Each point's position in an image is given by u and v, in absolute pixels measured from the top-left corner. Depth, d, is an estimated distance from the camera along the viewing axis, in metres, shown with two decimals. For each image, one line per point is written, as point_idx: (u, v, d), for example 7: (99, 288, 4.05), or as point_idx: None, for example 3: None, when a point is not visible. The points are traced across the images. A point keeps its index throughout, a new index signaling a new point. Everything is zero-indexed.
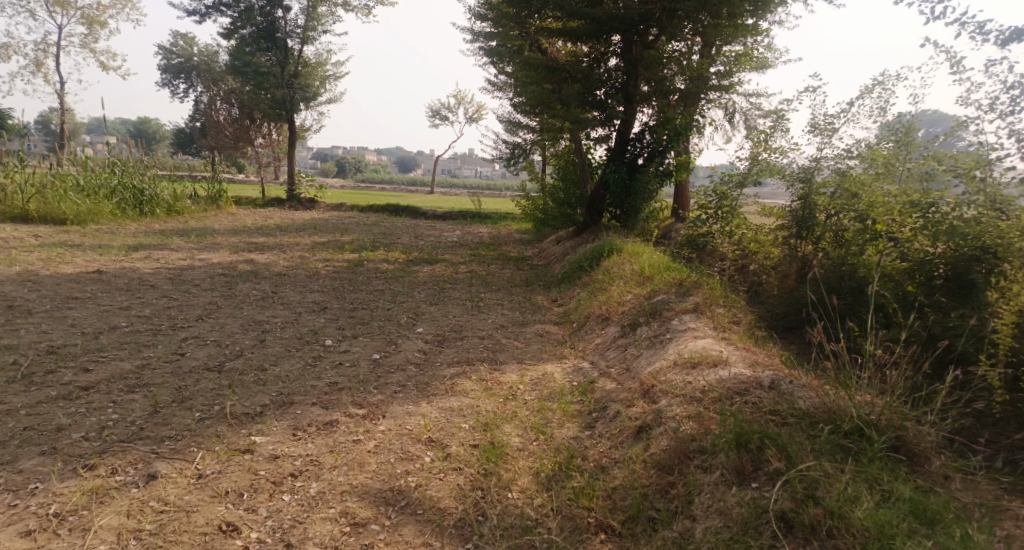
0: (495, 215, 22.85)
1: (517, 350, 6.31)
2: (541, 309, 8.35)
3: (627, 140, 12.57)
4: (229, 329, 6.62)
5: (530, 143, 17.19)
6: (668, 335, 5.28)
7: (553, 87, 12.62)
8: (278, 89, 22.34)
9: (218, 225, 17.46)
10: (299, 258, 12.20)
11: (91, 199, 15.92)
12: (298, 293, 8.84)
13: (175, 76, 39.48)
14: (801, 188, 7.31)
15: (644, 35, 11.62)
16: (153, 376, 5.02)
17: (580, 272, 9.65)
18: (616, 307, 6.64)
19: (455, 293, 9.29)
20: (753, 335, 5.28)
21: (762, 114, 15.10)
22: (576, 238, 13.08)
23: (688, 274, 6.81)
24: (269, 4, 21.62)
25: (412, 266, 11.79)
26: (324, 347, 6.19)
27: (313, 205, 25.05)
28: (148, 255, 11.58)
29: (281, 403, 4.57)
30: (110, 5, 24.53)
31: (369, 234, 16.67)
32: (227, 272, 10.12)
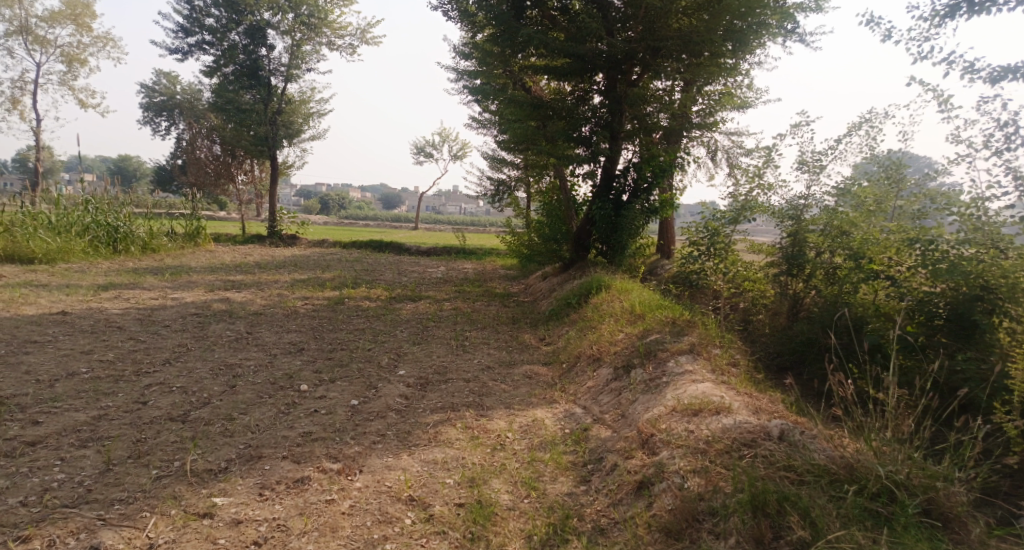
0: (480, 250, 22.65)
1: (504, 394, 5.98)
2: (529, 348, 8.05)
3: (612, 176, 12.46)
4: (197, 374, 6.23)
5: (514, 179, 17.09)
6: (665, 378, 5.01)
7: (538, 124, 12.52)
8: (260, 126, 22.18)
9: (194, 263, 17.05)
10: (277, 296, 11.83)
11: (62, 238, 15.47)
12: (274, 333, 8.47)
13: (157, 114, 39.34)
14: (791, 225, 7.18)
15: (627, 74, 11.67)
16: (108, 428, 4.62)
17: (568, 310, 9.38)
18: (608, 347, 6.37)
19: (438, 331, 8.97)
20: (753, 378, 5.03)
21: (744, 151, 15.17)
22: (562, 274, 12.88)
23: (680, 312, 6.58)
24: (253, 43, 21.61)
25: (394, 303, 11.47)
26: (298, 392, 5.81)
27: (295, 241, 24.70)
28: (119, 294, 11.13)
29: (248, 457, 4.19)
30: (91, 43, 24.39)
31: (350, 271, 16.35)
32: (201, 312, 9.72)
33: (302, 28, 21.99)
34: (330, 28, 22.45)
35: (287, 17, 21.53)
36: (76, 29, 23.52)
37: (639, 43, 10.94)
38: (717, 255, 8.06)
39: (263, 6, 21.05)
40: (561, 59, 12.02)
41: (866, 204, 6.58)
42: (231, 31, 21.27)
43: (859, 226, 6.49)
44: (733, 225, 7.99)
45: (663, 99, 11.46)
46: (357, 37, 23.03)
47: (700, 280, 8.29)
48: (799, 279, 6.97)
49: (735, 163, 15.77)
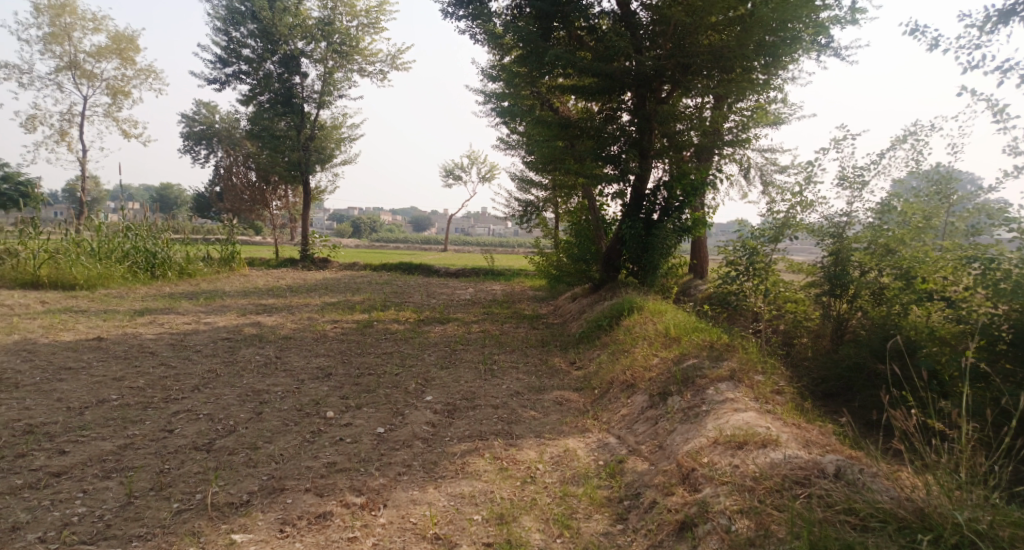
0: (509, 271, 22.55)
1: (534, 422, 5.78)
2: (559, 372, 7.83)
3: (642, 196, 12.24)
4: (224, 401, 6.17)
5: (543, 200, 16.99)
6: (704, 407, 4.76)
7: (566, 143, 12.41)
8: (293, 152, 22.58)
9: (229, 287, 17.30)
10: (307, 319, 11.84)
11: (103, 264, 15.84)
12: (302, 358, 8.42)
13: (197, 143, 40.56)
14: (832, 243, 6.91)
15: (656, 91, 11.51)
16: (134, 458, 4.55)
17: (599, 332, 9.13)
18: (642, 372, 6.13)
19: (466, 355, 8.81)
20: (799, 408, 4.74)
21: (778, 169, 14.82)
22: (593, 294, 12.65)
23: (717, 335, 6.31)
24: (287, 71, 22.11)
25: (422, 326, 11.37)
26: (324, 420, 5.69)
27: (326, 264, 24.97)
28: (153, 319, 11.26)
29: (271, 489, 4.07)
30: (134, 76, 25.27)
31: (380, 294, 16.37)
32: (231, 336, 9.75)
33: (334, 55, 22.45)
34: (361, 55, 22.85)
35: (319, 46, 22.02)
36: (121, 62, 24.41)
37: (669, 59, 10.79)
38: (757, 276, 7.66)
39: (297, 35, 21.58)
40: (588, 78, 11.91)
41: (913, 220, 6.38)
42: (266, 60, 21.82)
43: (907, 243, 6.24)
44: (772, 243, 7.59)
45: (693, 118, 11.16)
46: (387, 64, 23.39)
47: (737, 302, 7.98)
48: (844, 299, 6.73)
49: (768, 181, 15.43)
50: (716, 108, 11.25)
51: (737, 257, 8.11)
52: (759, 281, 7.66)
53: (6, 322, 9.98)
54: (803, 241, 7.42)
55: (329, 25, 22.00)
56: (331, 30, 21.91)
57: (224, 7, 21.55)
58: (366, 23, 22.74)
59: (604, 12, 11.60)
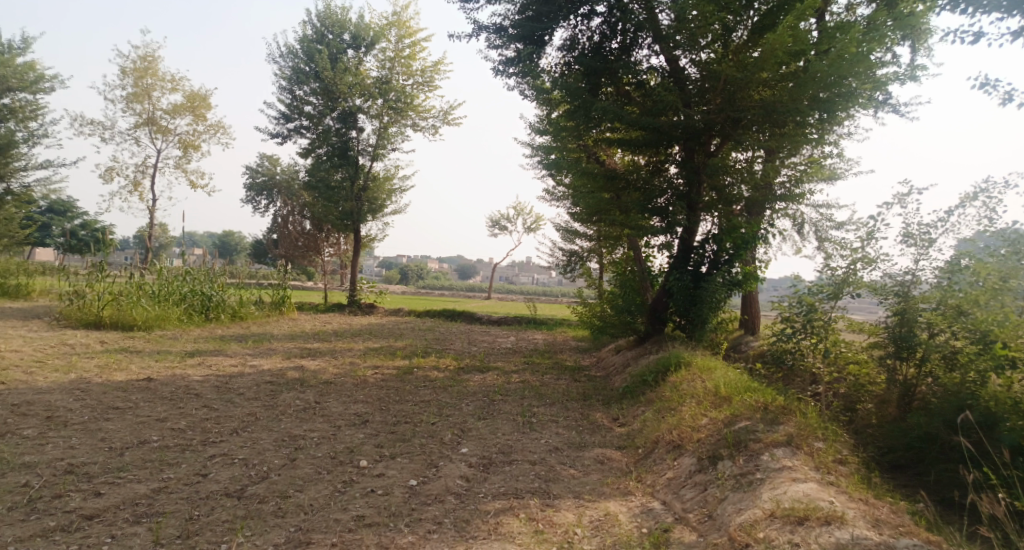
0: (552, 321, 22.32)
1: (574, 481, 5.50)
2: (601, 428, 7.52)
3: (690, 248, 11.98)
4: (260, 445, 6.11)
5: (588, 251, 16.86)
6: (758, 474, 4.43)
7: (612, 195, 12.35)
8: (346, 201, 23.23)
9: (277, 331, 17.62)
10: (349, 365, 11.87)
11: (161, 306, 16.39)
12: (341, 404, 8.36)
13: (258, 192, 42.34)
14: (897, 303, 6.58)
15: (706, 144, 11.40)
16: (165, 503, 4.49)
17: (644, 388, 8.79)
18: (690, 433, 5.79)
19: (505, 406, 8.59)
20: (864, 481, 4.36)
21: (834, 225, 14.35)
22: (637, 347, 12.33)
23: (772, 396, 5.96)
24: (344, 126, 23.00)
25: (463, 375, 11.23)
26: (357, 469, 5.55)
27: (372, 310, 25.30)
28: (202, 361, 11.47)
29: (297, 543, 3.95)
30: (203, 130, 26.72)
31: (423, 340, 16.36)
32: (274, 380, 9.81)
33: (390, 111, 23.26)
34: (415, 111, 23.61)
35: (377, 103, 22.88)
36: (193, 118, 25.87)
37: (719, 113, 10.67)
38: (815, 334, 7.31)
39: (356, 93, 22.53)
40: (636, 131, 11.90)
41: (987, 280, 6.00)
42: (326, 116, 22.78)
43: (982, 306, 5.92)
44: (831, 300, 7.26)
45: (744, 172, 10.97)
46: (440, 119, 24.07)
47: (793, 361, 7.54)
48: (911, 362, 6.38)
49: (823, 237, 14.96)
50: (769, 162, 11.06)
51: (794, 313, 7.68)
52: (818, 340, 7.30)
53: (64, 360, 10.30)
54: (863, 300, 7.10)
55: (386, 84, 22.97)
56: (388, 87, 22.79)
57: (289, 67, 22.72)
58: (421, 81, 23.58)
59: (652, 68, 11.56)
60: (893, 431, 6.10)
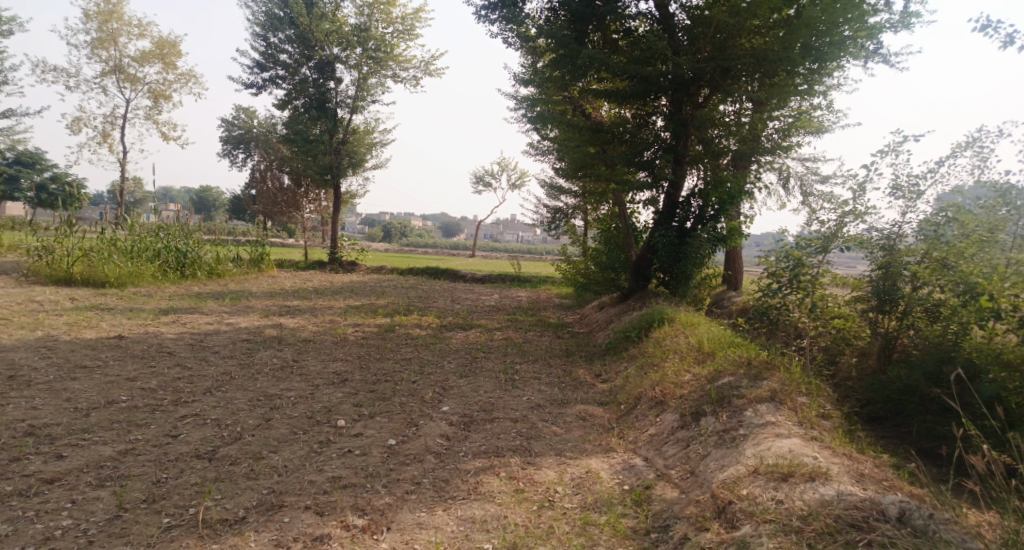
0: (536, 278, 22.19)
1: (555, 439, 5.44)
2: (584, 385, 7.46)
3: (675, 203, 11.80)
4: (234, 405, 5.95)
5: (572, 207, 16.66)
6: (741, 430, 4.36)
7: (597, 149, 12.06)
8: (325, 156, 22.62)
9: (256, 288, 17.31)
10: (330, 322, 11.67)
11: (134, 263, 15.97)
12: (320, 362, 8.21)
13: (234, 146, 41.24)
14: (883, 256, 6.51)
15: (694, 96, 11.10)
16: (131, 465, 4.33)
17: (627, 344, 8.73)
18: (673, 389, 5.72)
19: (487, 364, 8.50)
20: (848, 435, 4.31)
21: (819, 179, 14.22)
22: (621, 304, 12.24)
23: (756, 351, 5.89)
24: (322, 76, 22.22)
25: (445, 332, 11.10)
26: (335, 429, 5.42)
27: (354, 267, 25.00)
28: (177, 318, 11.22)
29: (269, 506, 3.84)
30: (175, 80, 25.71)
31: (405, 298, 16.16)
32: (251, 338, 9.59)
33: (369, 61, 22.49)
34: (395, 62, 22.85)
35: (355, 52, 22.07)
36: (163, 67, 24.84)
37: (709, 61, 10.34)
38: (801, 289, 7.08)
39: (333, 41, 21.70)
40: (622, 82, 11.54)
41: (972, 232, 5.95)
42: (303, 66, 21.98)
43: (966, 259, 5.87)
44: (820, 253, 7.06)
45: (732, 125, 10.76)
46: (421, 70, 23.34)
47: (777, 316, 7.36)
48: (894, 316, 6.37)
49: (807, 191, 14.86)
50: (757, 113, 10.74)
51: (782, 268, 7.40)
52: (804, 295, 7.07)
53: (32, 318, 9.98)
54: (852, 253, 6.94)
55: (364, 32, 22.09)
56: (366, 36, 21.97)
57: (263, 13, 21.72)
58: (402, 29, 22.75)
59: (641, 14, 11.18)
60: (874, 384, 6.10)
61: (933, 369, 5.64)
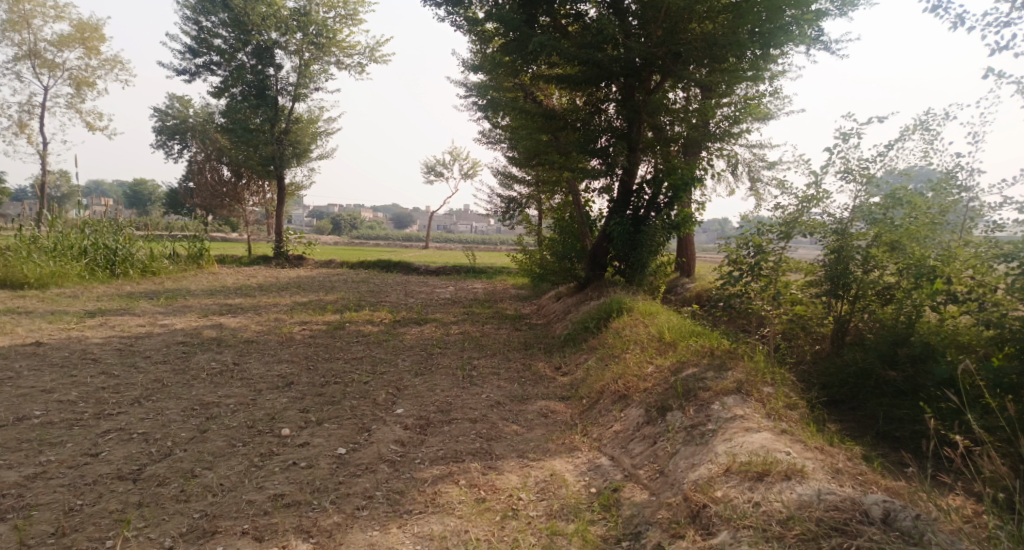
0: (491, 269, 21.89)
1: (516, 440, 5.18)
2: (544, 379, 7.22)
3: (630, 191, 11.67)
4: (166, 417, 5.45)
5: (526, 197, 16.41)
6: (709, 424, 4.17)
7: (550, 136, 11.81)
8: (267, 146, 21.66)
9: (194, 286, 16.44)
10: (274, 321, 11.09)
11: (57, 262, 14.92)
12: (263, 364, 7.71)
13: (170, 137, 39.33)
14: (834, 241, 6.41)
15: (646, 81, 10.96)
16: (40, 492, 3.85)
17: (586, 335, 8.54)
18: (636, 382, 5.53)
19: (443, 360, 8.16)
20: (817, 426, 4.18)
21: (766, 165, 14.37)
22: (578, 294, 12.08)
23: (717, 340, 5.76)
24: (260, 62, 21.25)
25: (398, 328, 10.70)
26: (278, 439, 5.01)
27: (301, 262, 24.15)
28: (105, 321, 10.44)
29: (200, 533, 3.45)
30: (99, 66, 24.14)
31: (355, 292, 15.63)
32: (188, 340, 8.98)
33: (310, 47, 21.61)
34: (339, 47, 22.04)
35: (295, 37, 21.15)
36: (85, 52, 23.29)
37: (661, 46, 10.21)
38: (763, 277, 7.00)
39: (271, 25, 20.72)
40: (573, 67, 11.30)
41: (922, 214, 5.95)
42: (240, 51, 20.98)
43: (914, 242, 5.87)
44: (781, 241, 6.96)
45: (683, 111, 10.68)
46: (366, 56, 22.60)
47: (741, 305, 7.23)
48: (846, 300, 6.29)
49: (756, 177, 15.01)
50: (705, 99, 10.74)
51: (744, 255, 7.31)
52: (766, 283, 7.01)
53: None
54: (813, 241, 6.76)
55: (304, 16, 21.19)
56: (307, 20, 21.08)
57: None
58: (344, 14, 21.94)
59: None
60: (830, 368, 6.07)
61: (888, 351, 5.62)
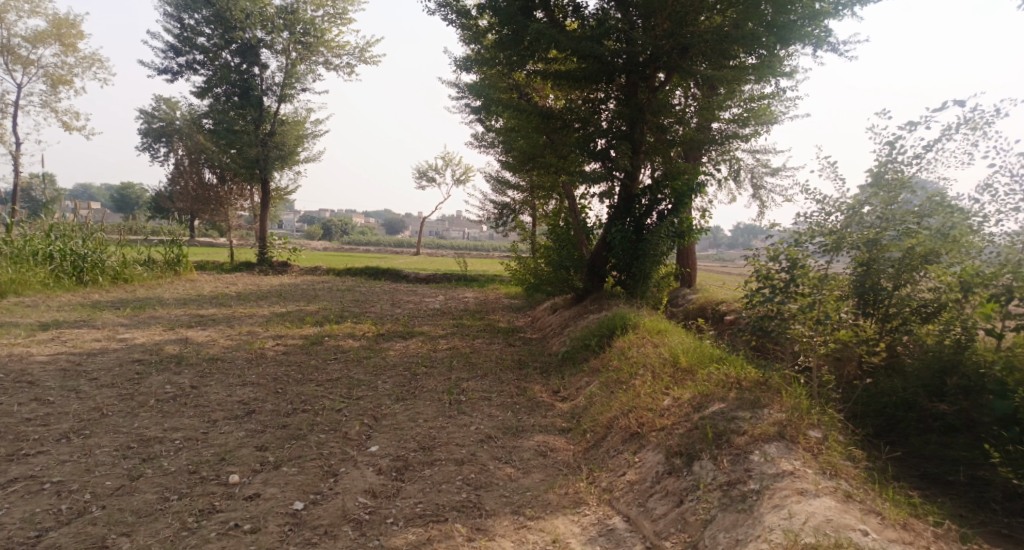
0: (483, 277, 21.08)
1: (510, 488, 4.35)
2: (540, 406, 6.39)
3: (632, 196, 10.88)
4: (92, 459, 4.57)
5: (520, 202, 15.61)
6: (751, 483, 3.39)
7: (546, 138, 11.00)
8: (251, 148, 20.74)
9: (168, 294, 15.51)
10: (247, 334, 10.21)
11: (18, 269, 13.95)
12: (223, 388, 6.83)
13: (156, 140, 38.43)
14: (863, 253, 5.54)
15: (650, 79, 10.22)
16: None
17: (587, 354, 7.72)
18: (650, 418, 4.72)
19: (428, 382, 7.30)
20: (882, 483, 3.40)
21: (770, 171, 13.66)
22: (576, 306, 11.29)
23: (744, 366, 4.97)
24: (245, 62, 20.45)
25: (381, 343, 9.85)
26: (223, 490, 4.15)
27: (286, 268, 23.23)
28: (58, 335, 9.49)
29: None
30: (76, 64, 23.19)
31: (338, 302, 14.74)
32: (145, 358, 8.07)
33: (297, 46, 20.78)
34: (327, 47, 21.23)
35: (281, 35, 20.31)
36: (61, 49, 22.34)
37: (667, 39, 9.41)
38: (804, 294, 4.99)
39: (255, 23, 19.86)
40: (572, 62, 10.51)
41: (960, 224, 5.20)
42: (223, 50, 20.12)
43: (956, 255, 5.10)
44: (824, 254, 5.56)
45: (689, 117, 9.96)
46: (355, 56, 21.82)
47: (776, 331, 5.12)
48: (876, 319, 5.47)
49: (759, 184, 14.30)
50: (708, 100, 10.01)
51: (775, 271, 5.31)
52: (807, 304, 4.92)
53: None
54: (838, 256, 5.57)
55: (292, 14, 20.36)
56: (294, 18, 20.23)
57: None
58: (333, 13, 21.15)
59: None
60: (865, 397, 5.29)
61: (934, 381, 4.82)
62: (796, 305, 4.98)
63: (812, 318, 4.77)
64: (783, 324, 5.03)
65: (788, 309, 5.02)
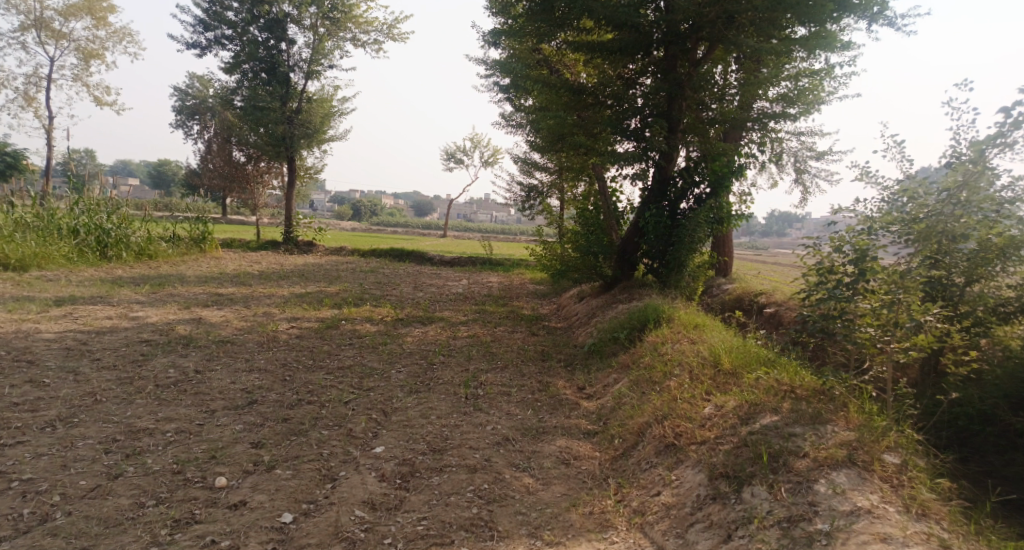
0: (509, 261, 20.54)
1: (527, 503, 3.85)
2: (564, 405, 5.84)
3: (668, 179, 10.18)
4: (72, 453, 4.16)
5: (548, 185, 14.99)
6: (818, 523, 2.91)
7: (577, 116, 10.33)
8: (278, 125, 20.38)
9: (190, 272, 15.28)
10: (262, 316, 9.85)
11: (42, 243, 13.84)
12: (228, 374, 6.43)
13: (189, 117, 38.60)
14: (930, 247, 4.57)
15: (691, 52, 9.47)
16: None
17: (615, 348, 7.14)
18: (689, 428, 4.16)
19: (445, 374, 6.80)
20: (977, 529, 2.85)
21: (814, 155, 12.80)
22: (604, 295, 10.71)
23: (799, 373, 4.34)
24: (273, 37, 20.08)
25: (399, 328, 9.41)
26: (207, 495, 3.73)
27: (311, 248, 23.00)
28: (71, 312, 9.23)
29: None
30: (107, 38, 23.10)
31: (360, 284, 14.34)
32: (154, 339, 7.73)
33: (325, 22, 20.30)
34: (355, 23, 20.71)
35: (309, 10, 19.83)
36: (93, 23, 22.25)
37: (712, 6, 8.59)
38: (873, 293, 4.34)
39: None
40: (608, 34, 9.81)
41: None
42: (251, 25, 19.77)
43: None
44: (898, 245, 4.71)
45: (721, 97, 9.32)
46: (383, 33, 21.28)
47: (842, 333, 4.44)
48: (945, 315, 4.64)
49: (802, 169, 13.44)
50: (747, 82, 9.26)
51: (842, 263, 4.65)
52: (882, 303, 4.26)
53: None
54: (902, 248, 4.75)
55: None
56: None
57: None
58: None
59: None
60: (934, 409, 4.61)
61: (1017, 392, 4.02)
62: (869, 304, 4.31)
63: (891, 320, 4.09)
64: (849, 328, 4.35)
65: (858, 309, 4.32)
